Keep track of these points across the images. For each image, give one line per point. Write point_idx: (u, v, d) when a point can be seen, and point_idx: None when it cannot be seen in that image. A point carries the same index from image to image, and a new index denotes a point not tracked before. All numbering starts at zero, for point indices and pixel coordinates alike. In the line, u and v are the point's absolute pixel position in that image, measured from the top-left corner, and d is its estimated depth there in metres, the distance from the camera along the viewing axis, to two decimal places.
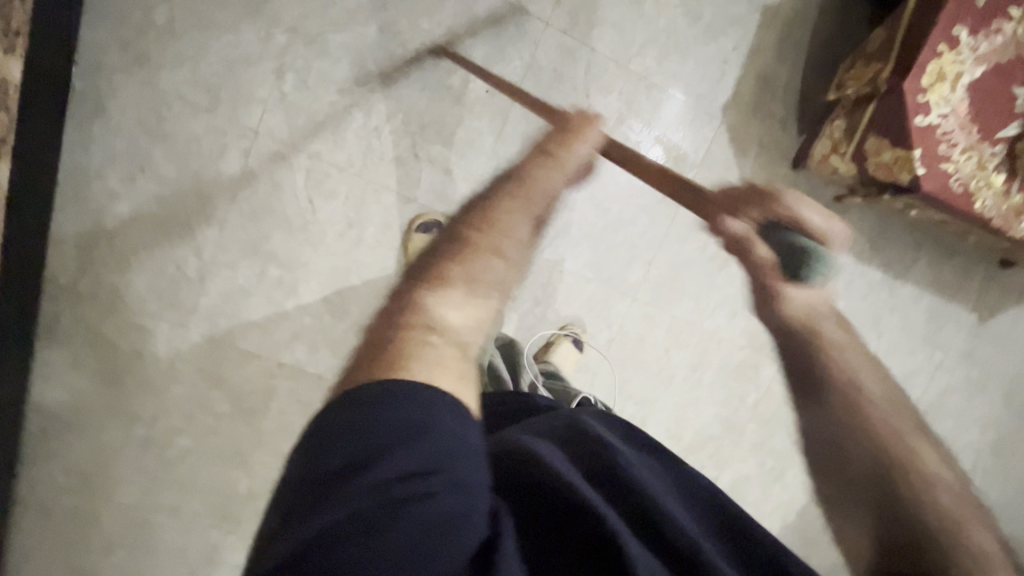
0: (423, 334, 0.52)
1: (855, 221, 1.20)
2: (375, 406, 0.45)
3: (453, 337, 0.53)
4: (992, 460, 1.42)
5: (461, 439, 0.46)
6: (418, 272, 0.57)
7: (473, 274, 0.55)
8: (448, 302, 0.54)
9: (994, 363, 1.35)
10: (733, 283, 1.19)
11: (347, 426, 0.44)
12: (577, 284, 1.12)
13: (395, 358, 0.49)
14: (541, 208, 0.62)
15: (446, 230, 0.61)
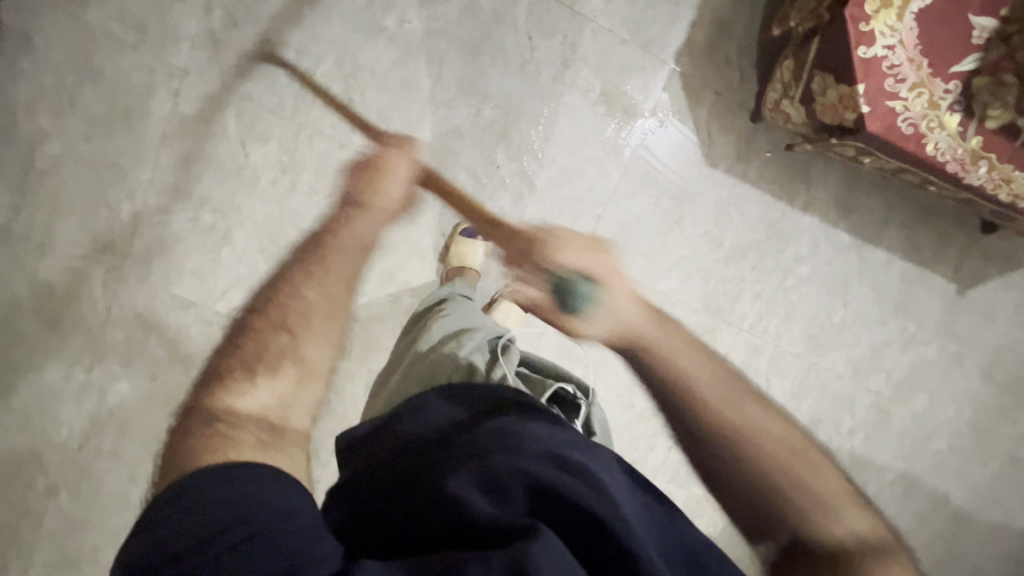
0: (211, 424, 0.55)
1: (820, 181, 1.14)
2: (195, 487, 0.46)
3: (239, 423, 0.57)
4: (971, 442, 1.35)
5: (265, 491, 0.46)
6: (213, 375, 0.65)
7: (258, 355, 0.66)
8: (246, 397, 0.60)
9: (973, 337, 1.27)
10: (691, 244, 1.13)
11: (159, 531, 0.44)
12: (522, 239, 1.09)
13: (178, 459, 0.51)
14: (333, 258, 0.85)
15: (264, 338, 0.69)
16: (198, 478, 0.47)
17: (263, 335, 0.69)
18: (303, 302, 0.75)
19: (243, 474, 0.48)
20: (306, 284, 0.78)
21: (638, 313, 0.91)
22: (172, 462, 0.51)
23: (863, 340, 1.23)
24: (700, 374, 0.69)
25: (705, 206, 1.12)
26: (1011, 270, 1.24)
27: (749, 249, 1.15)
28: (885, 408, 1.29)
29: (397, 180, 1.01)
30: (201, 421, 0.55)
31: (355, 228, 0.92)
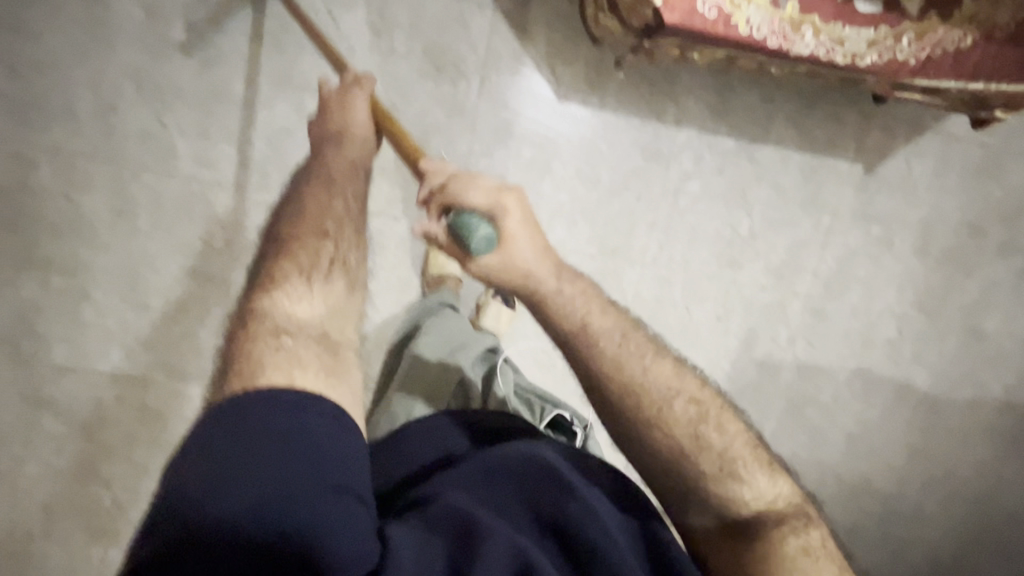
0: (275, 338, 0.53)
1: (686, 88, 1.06)
2: (265, 420, 0.47)
3: (310, 329, 0.55)
4: (922, 324, 1.27)
5: (318, 454, 0.47)
6: (253, 287, 0.57)
7: (311, 264, 0.58)
8: (292, 298, 0.56)
9: (897, 215, 1.19)
10: (567, 187, 1.07)
11: (223, 455, 0.45)
12: (387, 226, 1.04)
13: (247, 365, 0.51)
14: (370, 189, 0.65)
15: (271, 229, 0.62)
16: (265, 404, 0.48)
17: (304, 242, 0.59)
18: (342, 212, 0.62)
19: (294, 425, 0.47)
20: (326, 194, 0.63)
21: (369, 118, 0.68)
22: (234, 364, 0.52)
23: (779, 245, 1.17)
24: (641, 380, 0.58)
25: (573, 146, 1.05)
26: (919, 135, 1.15)
27: (631, 178, 1.08)
28: (821, 309, 1.22)
29: (365, 114, 0.67)
30: (261, 339, 0.53)
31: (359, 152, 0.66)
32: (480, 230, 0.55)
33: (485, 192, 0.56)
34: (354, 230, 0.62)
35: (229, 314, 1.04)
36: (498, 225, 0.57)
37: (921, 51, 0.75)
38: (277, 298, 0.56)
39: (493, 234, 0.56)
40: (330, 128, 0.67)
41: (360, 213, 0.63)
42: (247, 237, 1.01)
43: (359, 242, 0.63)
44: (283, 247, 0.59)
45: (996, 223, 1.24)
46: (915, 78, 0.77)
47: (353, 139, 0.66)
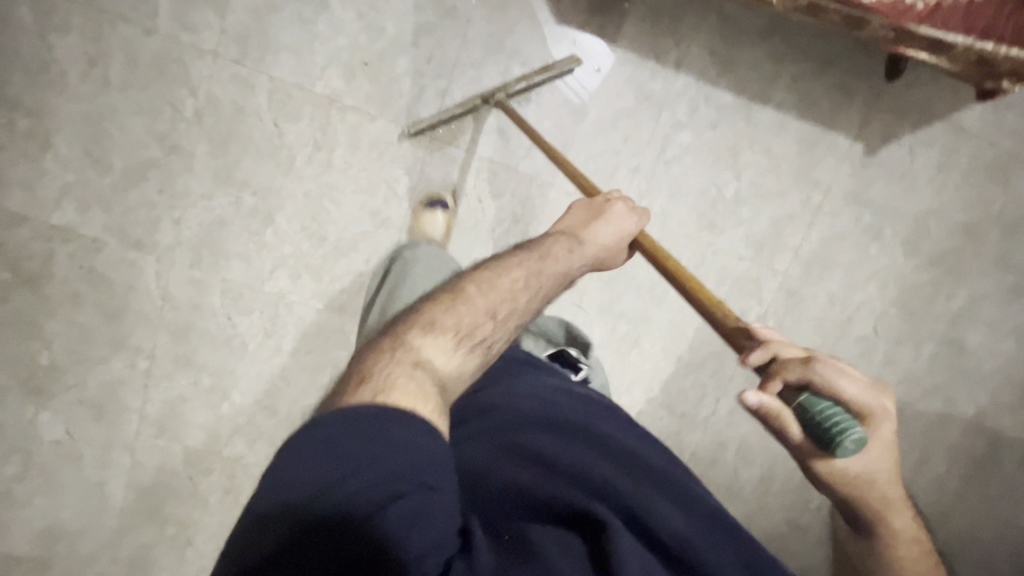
0: (410, 368, 0.49)
1: (691, 32, 1.02)
2: (361, 421, 0.42)
3: (441, 379, 0.50)
4: (900, 326, 1.22)
5: (413, 453, 0.42)
6: (417, 316, 0.56)
7: (472, 327, 0.56)
8: (438, 348, 0.52)
9: (890, 206, 1.14)
10: (550, 113, 1.04)
11: (318, 455, 0.40)
12: (360, 123, 1.02)
13: (376, 384, 0.46)
14: (551, 288, 0.66)
15: (452, 280, 0.61)
16: (364, 414, 0.43)
17: (476, 302, 0.58)
18: (519, 305, 0.60)
19: (398, 427, 0.42)
20: (518, 270, 0.63)
21: (613, 236, 0.74)
22: (363, 379, 0.47)
23: (762, 216, 1.12)
24: (885, 489, 0.53)
25: (566, 72, 1.02)
26: (928, 122, 1.10)
27: (618, 118, 1.05)
28: (797, 291, 1.17)
29: (613, 232, 0.74)
30: (399, 364, 0.49)
31: (570, 263, 0.69)
32: (851, 426, 0.44)
33: (869, 392, 0.47)
34: (519, 326, 0.60)
35: (189, 188, 1.03)
36: (870, 427, 0.48)
37: None
38: (426, 345, 0.52)
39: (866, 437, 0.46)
40: (569, 232, 0.74)
41: (533, 298, 0.62)
42: (220, 112, 1.01)
43: (510, 344, 0.60)
44: (454, 299, 0.58)
45: (995, 232, 1.18)
46: (921, 25, 0.73)
47: (574, 248, 0.71)
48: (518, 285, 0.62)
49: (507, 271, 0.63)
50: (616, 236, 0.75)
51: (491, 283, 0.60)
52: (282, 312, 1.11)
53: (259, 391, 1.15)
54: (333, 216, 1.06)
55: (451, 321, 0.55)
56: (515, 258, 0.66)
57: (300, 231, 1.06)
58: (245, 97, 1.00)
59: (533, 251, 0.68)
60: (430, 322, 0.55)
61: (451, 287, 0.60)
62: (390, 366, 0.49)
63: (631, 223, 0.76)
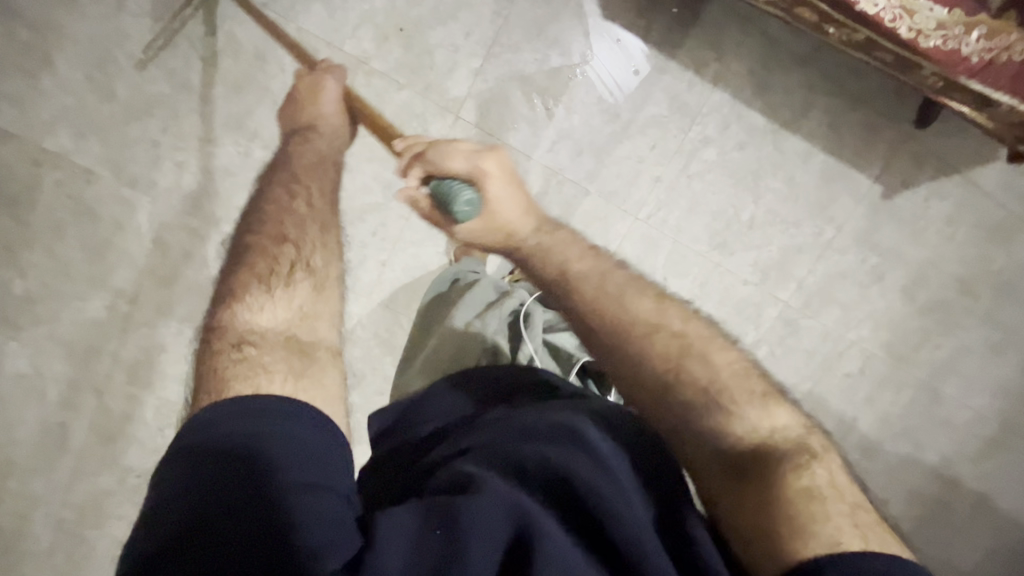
0: (237, 350, 0.54)
1: (734, 49, 1.00)
2: (239, 414, 0.47)
3: (276, 336, 0.56)
4: (884, 367, 1.25)
5: (297, 443, 0.47)
6: (218, 297, 0.60)
7: (273, 270, 0.62)
8: (254, 308, 0.58)
9: (895, 251, 1.16)
10: (580, 111, 1.01)
11: (195, 449, 0.45)
12: (386, 90, 0.97)
13: (216, 383, 0.51)
14: (315, 179, 0.74)
15: (228, 266, 0.64)
16: (211, 412, 0.47)
17: (269, 247, 0.64)
18: (295, 209, 0.69)
19: (250, 416, 0.47)
20: (287, 196, 0.70)
21: (333, 108, 0.84)
22: (207, 382, 0.52)
23: (773, 244, 1.13)
24: (665, 326, 0.57)
25: (607, 70, 0.99)
26: (947, 175, 1.11)
27: (648, 125, 1.03)
28: (793, 321, 1.19)
29: (333, 99, 0.84)
30: (225, 352, 0.54)
31: (328, 146, 0.80)
32: (468, 197, 0.68)
33: (466, 169, 0.72)
34: (313, 231, 0.67)
35: (195, 130, 0.98)
36: (480, 191, 0.71)
37: (988, 52, 0.70)
38: (240, 308, 0.58)
39: (476, 198, 0.69)
40: (303, 121, 0.82)
41: (323, 199, 0.72)
42: (238, 57, 0.95)
43: (320, 249, 0.66)
44: (246, 261, 0.63)
45: (988, 292, 1.21)
46: (970, 79, 0.72)
47: (313, 135, 0.80)
48: (300, 204, 0.70)
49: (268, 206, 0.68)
50: (335, 105, 0.84)
51: (271, 225, 0.66)
52: None
53: None
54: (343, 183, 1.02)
55: (252, 288, 0.60)
56: (275, 184, 0.72)
57: None
58: (266, 45, 0.96)
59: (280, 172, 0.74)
60: (230, 303, 0.59)
61: (223, 279, 0.62)
62: (222, 357, 0.53)
63: (333, 83, 0.86)
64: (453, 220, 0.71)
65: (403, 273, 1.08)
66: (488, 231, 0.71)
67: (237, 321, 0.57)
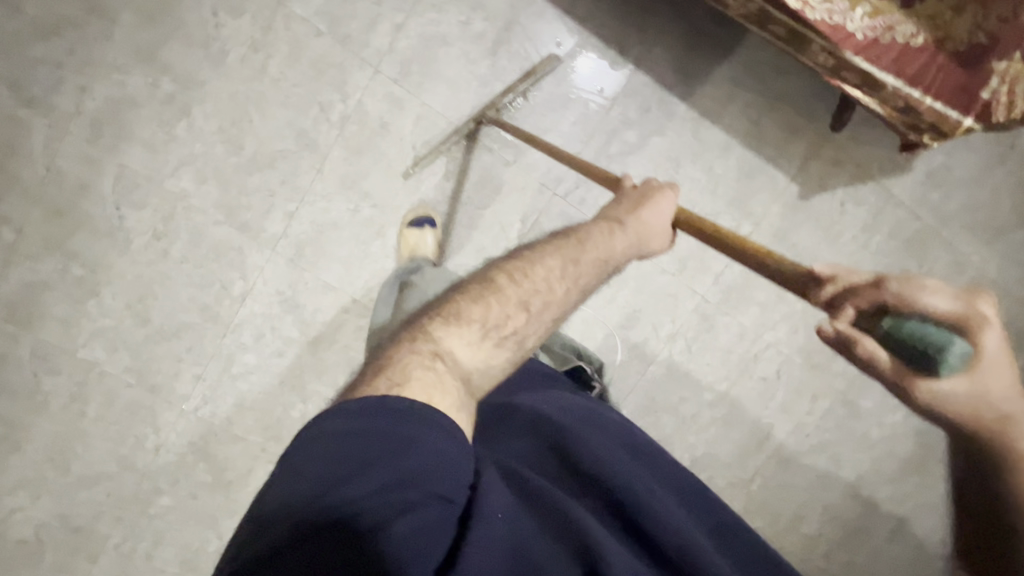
0: (430, 359, 0.49)
1: (658, 34, 1.02)
2: (372, 416, 0.44)
3: (459, 373, 0.50)
4: (801, 374, 1.24)
5: (433, 455, 0.44)
6: (440, 302, 0.55)
7: (498, 321, 0.53)
8: (462, 340, 0.51)
9: (813, 253, 1.16)
10: (504, 78, 1.01)
11: (325, 454, 0.43)
12: (306, 36, 0.97)
13: (395, 373, 0.48)
14: (589, 276, 0.59)
15: (484, 268, 0.57)
16: (359, 404, 0.45)
17: (505, 299, 0.53)
18: (553, 293, 0.55)
19: (383, 424, 0.44)
20: (555, 254, 0.57)
21: (669, 216, 0.67)
22: (387, 368, 0.48)
23: (691, 234, 1.14)
24: None
25: (529, 41, 1.00)
26: (863, 181, 1.13)
27: (570, 101, 1.03)
28: (710, 316, 1.19)
29: (662, 219, 0.66)
30: (418, 356, 0.49)
31: (614, 247, 0.61)
32: (955, 350, 0.32)
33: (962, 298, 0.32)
34: (555, 314, 0.55)
35: (105, 57, 0.95)
36: (971, 339, 0.32)
37: (871, 31, 0.74)
38: (443, 330, 0.51)
39: (967, 348, 0.32)
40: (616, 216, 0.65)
41: (568, 287, 0.57)
42: None
43: (543, 336, 0.56)
44: (483, 289, 0.54)
45: None
46: (857, 56, 0.74)
47: (616, 232, 0.63)
48: (556, 280, 0.56)
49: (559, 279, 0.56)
50: (660, 221, 0.66)
51: (522, 273, 0.56)
52: (178, 215, 1.02)
53: (134, 294, 1.06)
54: (256, 128, 1.00)
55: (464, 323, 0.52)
56: (554, 243, 0.60)
57: (216, 133, 0.99)
58: None
59: (570, 236, 0.60)
60: (441, 319, 0.52)
61: (463, 284, 0.57)
62: (412, 359, 0.49)
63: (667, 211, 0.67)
64: (910, 367, 0.33)
65: (311, 227, 1.05)
66: (974, 405, 0.34)
67: (436, 343, 0.50)
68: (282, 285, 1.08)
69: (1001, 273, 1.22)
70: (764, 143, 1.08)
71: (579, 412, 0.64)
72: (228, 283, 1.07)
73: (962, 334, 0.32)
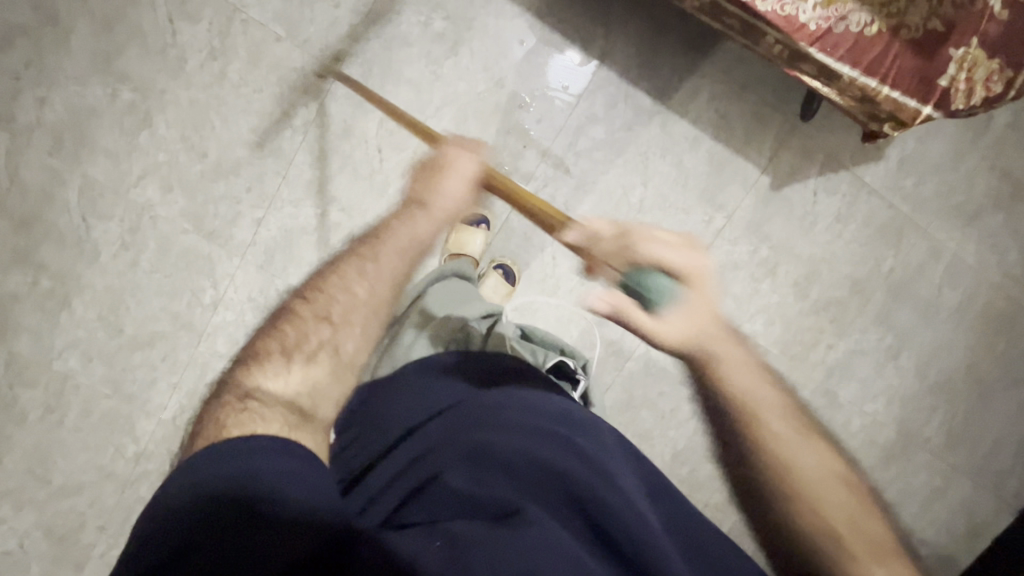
0: (242, 401, 0.53)
1: (621, 27, 1.01)
2: (237, 452, 0.47)
3: (275, 399, 0.54)
4: (780, 365, 1.24)
5: (305, 470, 0.47)
6: (245, 353, 0.59)
7: (299, 342, 0.58)
8: (269, 373, 0.56)
9: (786, 244, 1.16)
10: (467, 77, 1.00)
11: (202, 489, 0.45)
12: (264, 40, 0.96)
13: (211, 429, 0.50)
14: (399, 262, 0.67)
15: (279, 309, 0.63)
16: (224, 445, 0.47)
17: (303, 324, 0.60)
18: (356, 295, 0.62)
19: (275, 455, 0.47)
20: (353, 266, 0.64)
21: (475, 164, 0.72)
22: (204, 433, 0.50)
23: (664, 227, 1.11)
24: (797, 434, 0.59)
25: (488, 38, 0.99)
26: (834, 170, 1.12)
27: (534, 98, 1.03)
28: None
29: (463, 181, 0.71)
30: (231, 404, 0.52)
31: (420, 228, 0.69)
32: (663, 285, 0.58)
33: (682, 252, 0.60)
34: (362, 311, 0.62)
35: (63, 67, 0.95)
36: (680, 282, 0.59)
37: (826, 21, 0.72)
38: (256, 373, 0.56)
39: (673, 284, 0.59)
40: (412, 198, 0.71)
41: (374, 284, 0.64)
42: None
43: (362, 330, 0.62)
44: (280, 322, 0.60)
45: (880, 293, 1.21)
46: (811, 47, 0.73)
47: (416, 213, 0.70)
48: (355, 282, 0.63)
49: (353, 282, 0.63)
50: (462, 182, 0.72)
51: (315, 295, 0.62)
52: (145, 224, 1.02)
53: (105, 305, 1.06)
54: (219, 134, 0.99)
55: (267, 360, 0.56)
56: (346, 260, 0.66)
57: (179, 141, 0.99)
58: None
59: (365, 241, 0.67)
60: (248, 368, 0.56)
61: (266, 328, 0.61)
62: (226, 409, 0.52)
63: (467, 158, 0.72)
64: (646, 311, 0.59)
65: (279, 232, 1.04)
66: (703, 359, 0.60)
67: (246, 385, 0.55)
68: (253, 291, 1.07)
69: (978, 258, 1.21)
70: (732, 134, 1.08)
71: (527, 402, 0.62)
72: (199, 291, 1.06)
73: (665, 273, 0.59)
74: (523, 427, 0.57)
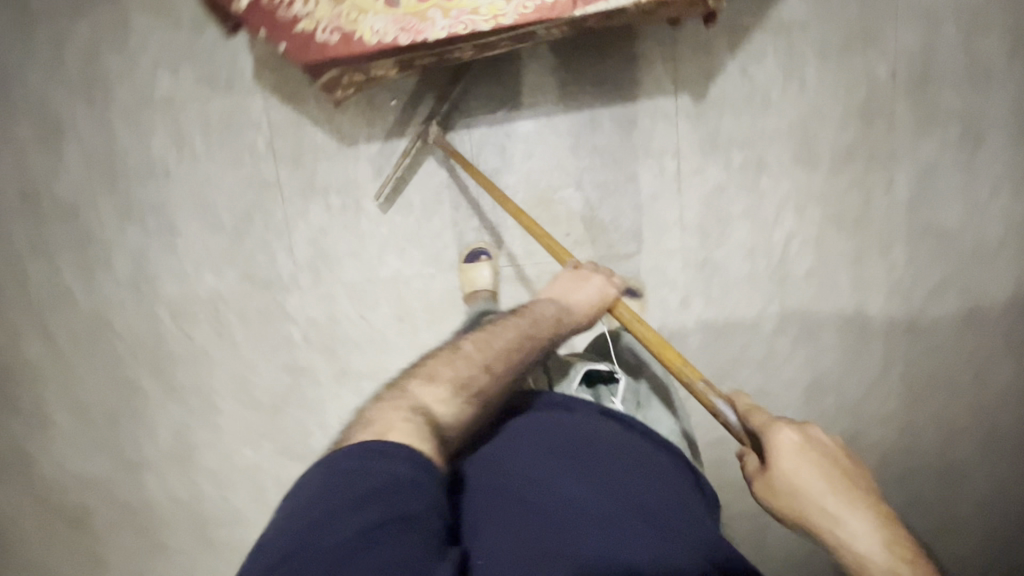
0: (410, 415, 0.52)
1: (464, 88, 1.05)
2: (340, 468, 0.45)
3: (436, 427, 0.52)
4: (847, 240, 1.06)
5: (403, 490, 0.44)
6: (414, 369, 0.58)
7: (468, 381, 0.57)
8: (437, 397, 0.55)
9: (753, 136, 1.04)
10: (383, 218, 1.11)
11: (306, 506, 0.43)
12: (242, 301, 1.17)
13: (377, 426, 0.50)
14: (540, 338, 0.65)
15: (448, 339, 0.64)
16: (345, 454, 0.47)
17: (472, 363, 0.58)
18: (515, 356, 0.61)
19: (373, 464, 0.45)
20: (505, 324, 0.65)
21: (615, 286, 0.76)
22: (363, 423, 0.51)
23: (626, 208, 1.08)
24: None
25: (374, 182, 1.10)
26: (747, 37, 1.00)
27: (440, 192, 1.09)
28: (707, 260, 1.08)
29: (591, 293, 0.74)
30: (400, 411, 0.52)
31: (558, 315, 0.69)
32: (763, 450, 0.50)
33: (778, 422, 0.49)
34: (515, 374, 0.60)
35: (152, 408, 1.24)
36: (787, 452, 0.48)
37: None
38: (424, 398, 0.54)
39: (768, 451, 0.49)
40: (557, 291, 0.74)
41: (523, 347, 0.63)
42: (145, 342, 1.21)
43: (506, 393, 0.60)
44: (449, 354, 0.60)
45: (902, 102, 1.01)
46: (578, 9, 0.70)
47: (557, 304, 0.71)
48: (511, 338, 0.63)
49: (506, 331, 0.63)
50: (597, 293, 0.74)
51: (485, 339, 0.62)
52: (260, 477, 1.24)
53: None
54: (260, 384, 1.20)
55: (435, 389, 0.55)
56: (501, 317, 0.67)
57: (242, 406, 1.21)
58: (154, 322, 1.20)
59: (523, 312, 0.68)
60: (415, 387, 0.55)
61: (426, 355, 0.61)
62: (390, 416, 0.51)
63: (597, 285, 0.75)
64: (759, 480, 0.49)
65: (341, 425, 1.20)
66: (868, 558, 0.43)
67: (426, 406, 0.53)
68: None
69: None
70: (622, 88, 1.03)
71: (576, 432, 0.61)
72: None
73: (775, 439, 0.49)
74: (628, 471, 0.57)
